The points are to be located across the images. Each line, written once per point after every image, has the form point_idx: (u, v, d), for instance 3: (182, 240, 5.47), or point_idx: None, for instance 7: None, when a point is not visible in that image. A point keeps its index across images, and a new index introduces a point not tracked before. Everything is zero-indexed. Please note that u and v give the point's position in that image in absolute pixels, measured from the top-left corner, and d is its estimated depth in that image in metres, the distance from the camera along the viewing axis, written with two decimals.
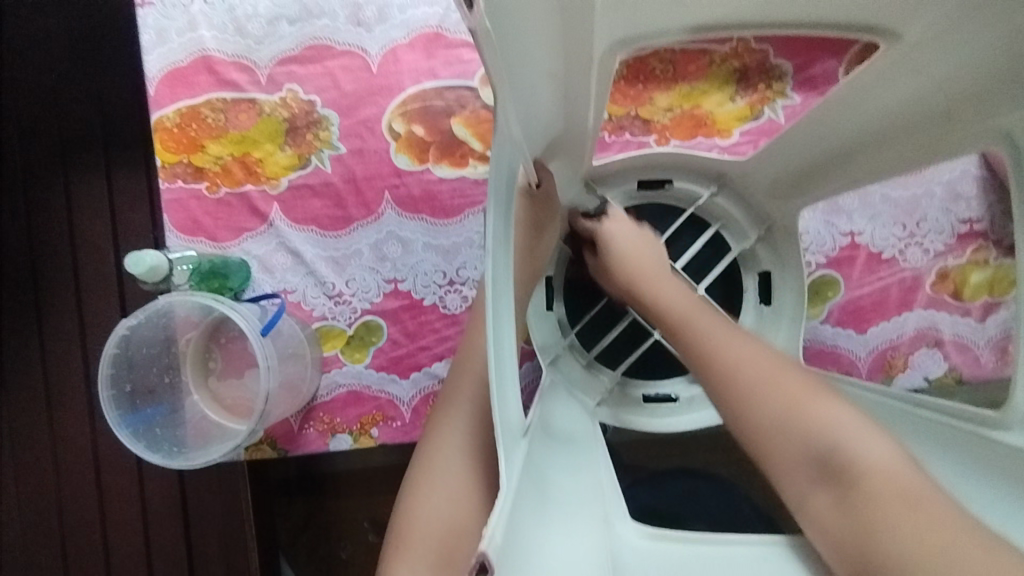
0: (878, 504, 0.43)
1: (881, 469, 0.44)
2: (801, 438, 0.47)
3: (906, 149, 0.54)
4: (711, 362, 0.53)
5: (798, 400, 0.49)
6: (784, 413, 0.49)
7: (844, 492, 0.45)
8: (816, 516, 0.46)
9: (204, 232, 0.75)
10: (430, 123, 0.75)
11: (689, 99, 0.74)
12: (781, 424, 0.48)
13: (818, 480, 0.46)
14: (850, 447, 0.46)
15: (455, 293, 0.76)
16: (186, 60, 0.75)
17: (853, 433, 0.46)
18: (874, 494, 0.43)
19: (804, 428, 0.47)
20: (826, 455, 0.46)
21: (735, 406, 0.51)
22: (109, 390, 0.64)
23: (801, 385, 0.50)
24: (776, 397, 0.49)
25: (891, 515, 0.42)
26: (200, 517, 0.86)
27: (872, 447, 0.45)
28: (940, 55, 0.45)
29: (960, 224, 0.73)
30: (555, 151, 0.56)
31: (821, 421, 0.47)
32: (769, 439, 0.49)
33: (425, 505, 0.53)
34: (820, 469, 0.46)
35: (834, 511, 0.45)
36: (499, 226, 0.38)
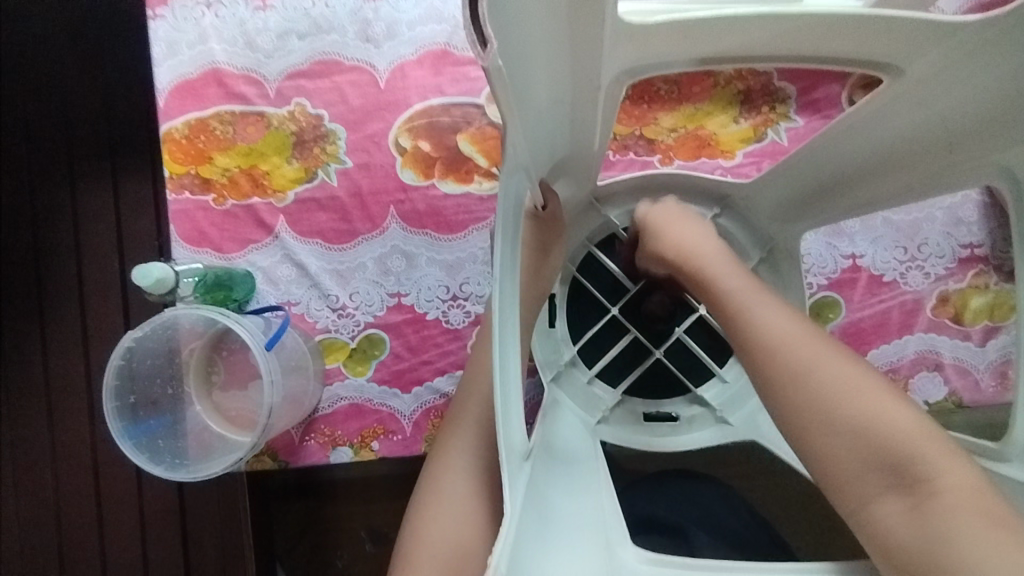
0: (955, 518, 0.40)
1: (957, 482, 0.41)
2: (875, 443, 0.43)
3: (911, 178, 0.55)
4: (780, 352, 0.47)
5: (873, 400, 0.44)
6: (860, 414, 0.44)
7: (919, 502, 0.41)
8: (884, 525, 0.42)
9: (210, 243, 0.75)
10: (436, 139, 0.76)
11: (693, 120, 0.74)
12: (857, 425, 0.44)
13: (891, 486, 0.43)
14: (926, 455, 0.42)
15: (459, 309, 0.76)
16: (196, 73, 0.76)
17: (927, 440, 0.43)
18: (953, 510, 0.40)
19: (880, 430, 0.43)
20: (901, 465, 0.42)
21: (804, 401, 0.45)
22: (114, 401, 0.64)
23: (874, 384, 0.45)
24: (852, 395, 0.45)
25: (971, 530, 0.39)
26: (198, 527, 0.86)
27: (948, 458, 0.42)
28: (943, 90, 0.46)
29: (960, 249, 0.74)
30: (560, 172, 0.56)
31: (899, 425, 0.43)
32: (840, 441, 0.44)
33: (430, 529, 0.53)
34: (894, 476, 0.42)
35: (905, 520, 0.41)
36: (506, 251, 0.39)
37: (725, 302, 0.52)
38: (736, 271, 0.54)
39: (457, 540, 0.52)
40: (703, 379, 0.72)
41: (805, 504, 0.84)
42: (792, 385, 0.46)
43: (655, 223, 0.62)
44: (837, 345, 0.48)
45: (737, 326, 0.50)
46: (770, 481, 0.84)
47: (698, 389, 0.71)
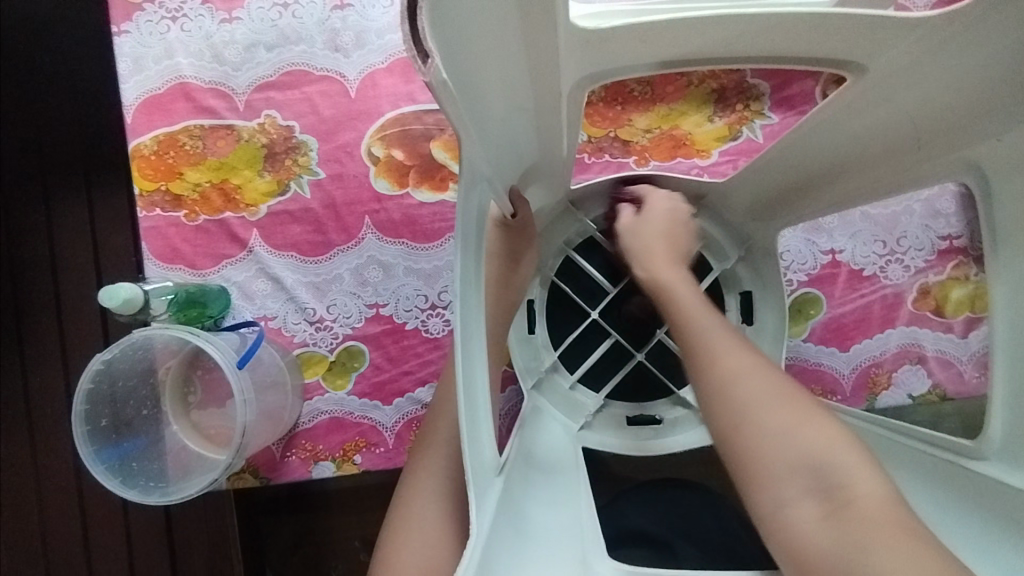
0: (866, 526, 0.38)
1: (875, 495, 0.39)
2: (796, 450, 0.42)
3: (883, 174, 0.54)
4: (716, 362, 0.48)
5: (799, 412, 0.44)
6: (783, 421, 0.44)
7: (833, 509, 0.40)
8: (797, 534, 0.40)
9: (183, 259, 0.74)
10: (409, 147, 0.75)
11: (668, 120, 0.74)
12: (779, 431, 0.43)
13: (808, 493, 0.41)
14: (846, 468, 0.41)
15: (438, 318, 0.75)
16: (163, 88, 0.75)
17: (850, 455, 0.42)
18: (866, 519, 0.38)
19: (800, 437, 0.43)
20: (818, 471, 0.41)
21: (736, 407, 0.45)
22: (84, 426, 0.63)
23: (805, 403, 0.45)
24: (778, 403, 0.45)
25: (881, 538, 0.37)
26: (184, 546, 0.84)
27: (868, 474, 0.41)
28: (908, 85, 0.45)
29: (939, 241, 0.74)
30: (531, 178, 0.56)
31: (819, 436, 0.43)
32: (764, 445, 0.43)
33: (407, 546, 0.52)
34: (812, 482, 0.41)
35: (820, 531, 0.39)
36: (469, 266, 0.38)
37: (677, 320, 0.54)
38: (693, 294, 0.56)
39: (433, 559, 0.50)
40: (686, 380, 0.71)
41: None
42: (722, 391, 0.47)
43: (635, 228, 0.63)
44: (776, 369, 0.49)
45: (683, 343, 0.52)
46: None
47: (681, 391, 0.70)
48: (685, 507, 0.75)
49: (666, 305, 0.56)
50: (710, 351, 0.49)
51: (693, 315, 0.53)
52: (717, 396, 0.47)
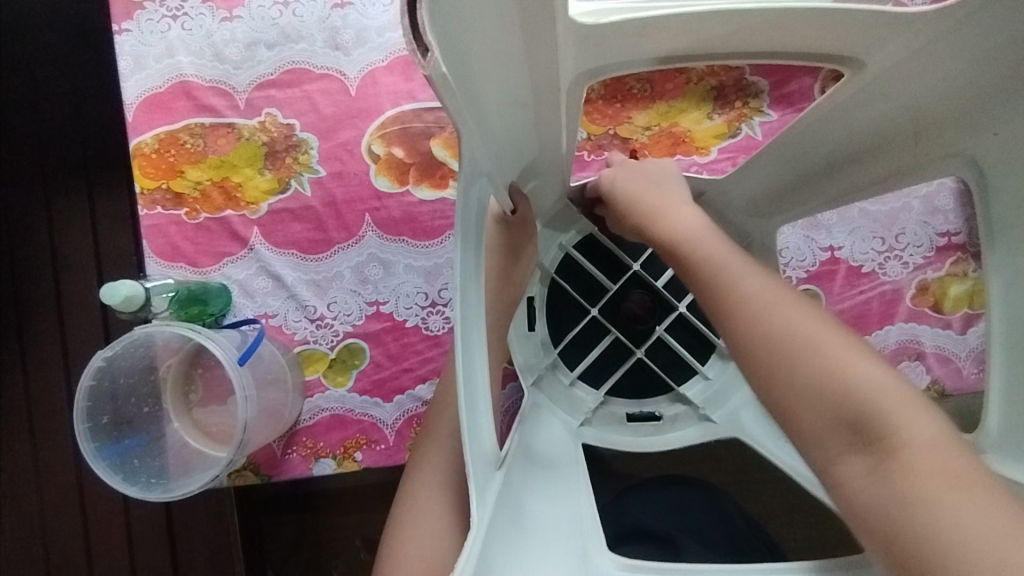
0: (916, 479, 0.38)
1: (925, 439, 0.39)
2: (839, 402, 0.41)
3: (881, 170, 0.55)
4: (744, 307, 0.45)
5: (840, 356, 0.42)
6: (824, 371, 0.42)
7: (881, 463, 0.40)
8: (850, 484, 0.41)
9: (184, 257, 0.74)
10: (409, 145, 0.75)
11: (667, 118, 0.74)
12: (821, 383, 0.41)
13: (853, 445, 0.41)
14: (892, 414, 0.40)
15: (438, 315, 0.75)
16: (164, 86, 0.75)
17: (897, 396, 0.41)
18: (918, 468, 0.38)
19: (844, 388, 0.41)
20: (864, 421, 0.40)
21: (771, 359, 0.43)
22: (86, 423, 0.64)
23: (845, 341, 0.43)
24: (818, 350, 0.42)
25: (931, 489, 0.37)
26: (185, 544, 0.85)
27: (915, 414, 0.40)
28: (905, 80, 0.45)
29: (938, 237, 0.74)
30: (531, 175, 0.56)
31: (864, 380, 0.41)
32: (806, 399, 0.42)
33: (410, 542, 0.52)
34: (858, 435, 0.41)
35: (869, 483, 0.40)
36: (469, 259, 0.38)
37: (692, 262, 0.49)
38: (703, 229, 0.52)
39: (434, 554, 0.51)
40: (685, 377, 0.71)
41: (796, 498, 0.83)
42: (753, 340, 0.44)
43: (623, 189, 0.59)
44: (809, 302, 0.46)
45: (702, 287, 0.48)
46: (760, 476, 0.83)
47: (681, 387, 0.70)
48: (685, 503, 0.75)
49: (677, 244, 0.51)
50: (735, 295, 0.45)
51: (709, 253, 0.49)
52: (748, 347, 0.44)
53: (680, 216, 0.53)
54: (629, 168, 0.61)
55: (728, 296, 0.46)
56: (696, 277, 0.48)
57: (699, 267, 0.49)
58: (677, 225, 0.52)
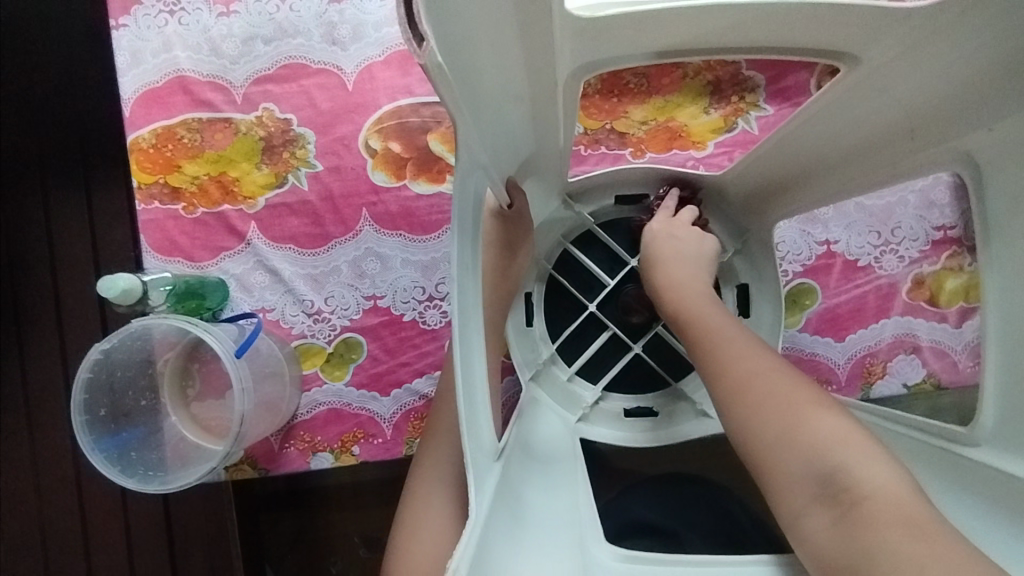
0: (873, 530, 0.38)
1: (885, 493, 0.39)
2: (801, 454, 0.43)
3: (876, 165, 0.55)
4: (725, 371, 0.50)
5: (806, 412, 0.45)
6: (786, 424, 0.45)
7: (841, 515, 0.40)
8: (814, 538, 0.41)
9: (181, 252, 0.75)
10: (406, 139, 0.75)
11: (663, 112, 0.74)
12: (783, 437, 0.44)
13: (818, 498, 0.42)
14: (854, 467, 0.41)
15: (435, 309, 0.76)
16: (161, 81, 0.75)
17: (860, 451, 0.42)
18: (875, 518, 0.39)
19: (806, 444, 0.43)
20: (826, 473, 0.42)
21: (744, 418, 0.47)
22: (83, 415, 0.64)
23: (814, 402, 0.45)
24: (782, 406, 0.45)
25: (887, 541, 0.37)
26: (184, 539, 0.85)
27: (879, 470, 0.41)
28: (901, 73, 0.45)
29: (933, 231, 0.74)
30: (528, 169, 0.56)
31: (824, 434, 0.43)
32: (772, 452, 0.45)
33: (410, 536, 0.52)
34: (820, 487, 0.42)
35: (831, 534, 0.40)
36: (466, 251, 0.38)
37: (692, 330, 0.55)
38: (711, 307, 0.57)
39: (435, 547, 0.51)
40: (682, 372, 0.72)
41: None
42: (733, 400, 0.48)
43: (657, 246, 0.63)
44: (790, 370, 0.49)
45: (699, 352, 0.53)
46: None
47: (678, 382, 0.71)
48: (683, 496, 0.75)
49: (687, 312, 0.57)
50: (722, 361, 0.51)
51: (709, 326, 0.55)
52: (729, 409, 0.48)
53: (692, 288, 0.59)
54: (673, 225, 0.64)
55: (713, 363, 0.51)
56: (696, 347, 0.54)
57: (697, 336, 0.54)
58: (689, 299, 0.58)
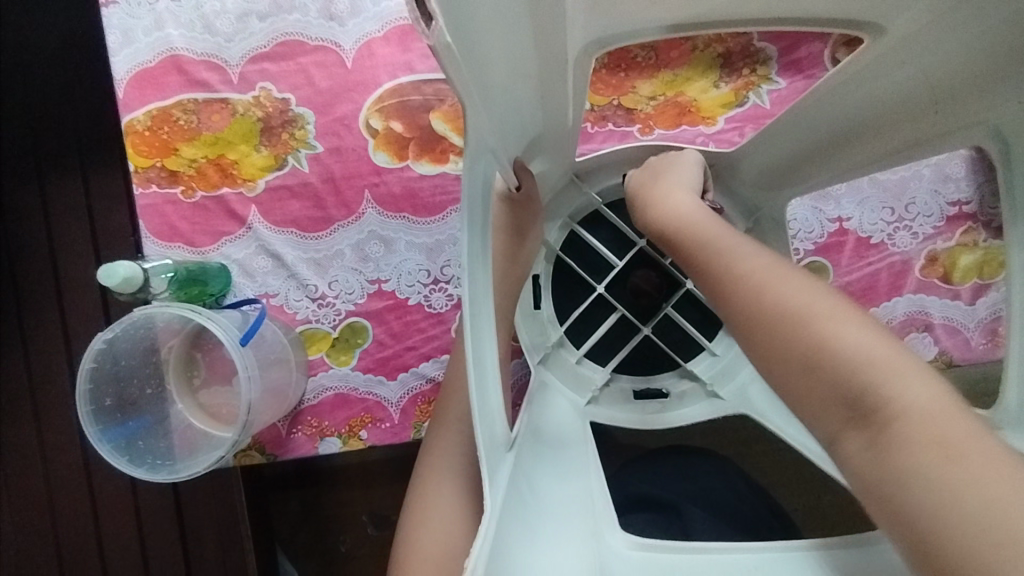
0: (912, 453, 0.33)
1: (920, 408, 0.34)
2: (827, 377, 0.37)
3: (898, 141, 0.53)
4: (732, 285, 0.42)
5: (828, 324, 0.38)
6: (809, 344, 0.38)
7: (875, 437, 0.35)
8: (849, 462, 0.37)
9: (182, 237, 0.73)
10: (408, 118, 0.73)
11: (672, 87, 0.72)
12: (804, 353, 0.38)
13: (849, 421, 0.37)
14: (884, 381, 0.36)
15: (441, 292, 0.75)
16: (154, 61, 0.73)
17: (896, 364, 0.36)
18: (909, 439, 0.34)
19: (832, 358, 0.37)
20: (855, 391, 0.36)
21: (751, 327, 0.41)
22: (88, 405, 0.63)
23: (836, 312, 0.39)
24: (801, 321, 0.39)
25: (923, 464, 0.33)
26: (195, 522, 0.85)
27: (912, 382, 0.35)
28: (926, 47, 0.44)
29: (948, 207, 0.73)
30: (536, 150, 0.54)
31: (849, 350, 0.37)
32: (796, 375, 0.38)
33: (425, 526, 0.52)
34: (849, 410, 0.36)
35: (864, 459, 0.36)
36: (476, 239, 0.37)
37: (689, 246, 0.48)
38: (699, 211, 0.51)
39: (449, 539, 0.50)
40: (692, 354, 0.71)
41: (798, 467, 0.83)
42: (737, 308, 0.42)
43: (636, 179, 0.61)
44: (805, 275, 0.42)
45: (696, 266, 0.46)
46: (766, 446, 0.83)
47: (688, 363, 0.70)
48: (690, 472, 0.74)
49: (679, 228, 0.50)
50: (724, 270, 0.43)
51: (708, 238, 0.47)
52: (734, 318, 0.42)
53: (674, 197, 0.53)
54: (649, 167, 0.62)
55: (713, 281, 0.44)
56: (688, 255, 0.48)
57: (694, 252, 0.47)
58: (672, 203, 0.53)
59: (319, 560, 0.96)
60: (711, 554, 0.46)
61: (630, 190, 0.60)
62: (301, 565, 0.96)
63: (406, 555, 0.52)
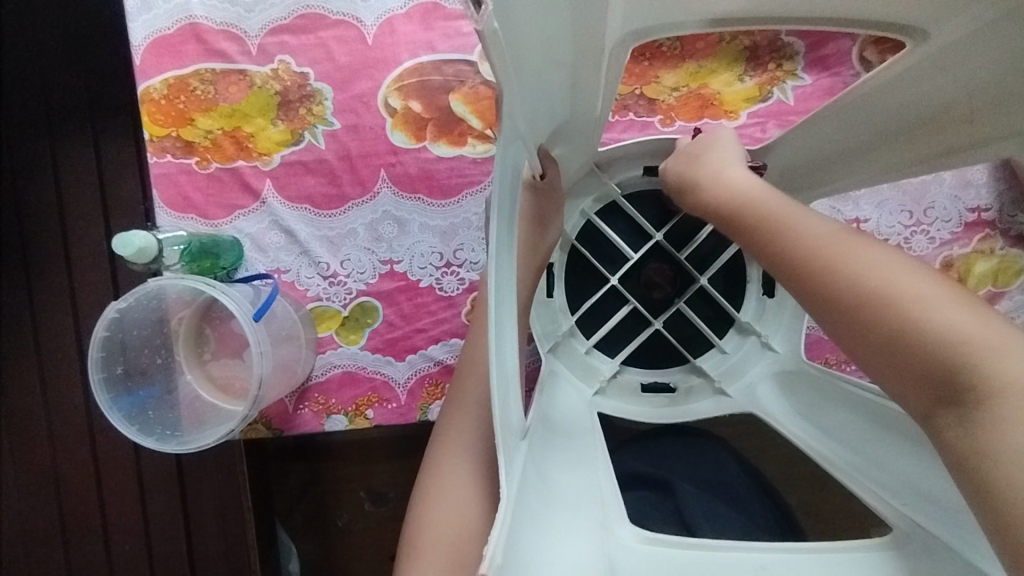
0: (1007, 433, 0.33)
1: (1016, 387, 0.34)
2: (922, 354, 0.37)
3: (929, 148, 0.53)
4: (806, 257, 0.42)
5: (921, 304, 0.38)
6: (900, 322, 0.38)
7: (970, 414, 0.35)
8: (942, 438, 0.36)
9: (195, 208, 0.73)
10: (428, 99, 0.73)
11: (696, 79, 0.71)
12: (894, 329, 0.38)
13: (941, 398, 0.36)
14: (985, 358, 0.35)
15: (453, 276, 0.74)
16: (173, 28, 0.72)
17: (996, 342, 0.35)
18: (1006, 418, 0.33)
19: (926, 331, 0.37)
20: (948, 370, 0.36)
21: (837, 301, 0.40)
22: (99, 374, 0.64)
23: (945, 297, 0.38)
24: (885, 301, 0.38)
25: (1015, 441, 0.33)
26: (198, 490, 0.86)
27: (1012, 361, 0.35)
28: (968, 53, 0.43)
29: (967, 213, 0.72)
30: (560, 138, 0.54)
31: (944, 329, 0.36)
32: (887, 348, 0.38)
33: (437, 507, 0.52)
34: (938, 389, 0.36)
35: (958, 436, 0.35)
36: (503, 227, 0.37)
37: (751, 221, 0.47)
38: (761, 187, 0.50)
39: (460, 524, 0.51)
40: (702, 350, 0.71)
41: (798, 464, 0.84)
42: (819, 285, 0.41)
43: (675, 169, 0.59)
44: (892, 250, 0.42)
45: (758, 247, 0.46)
46: (768, 442, 0.83)
47: (698, 359, 0.70)
48: (685, 453, 0.74)
49: (739, 213, 0.48)
50: (800, 243, 0.43)
51: (777, 212, 0.46)
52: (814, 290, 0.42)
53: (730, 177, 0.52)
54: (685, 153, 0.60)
55: (784, 260, 0.44)
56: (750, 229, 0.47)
57: (754, 232, 0.46)
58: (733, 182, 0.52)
59: (317, 534, 0.97)
60: (717, 550, 0.46)
61: (674, 175, 0.58)
62: (299, 537, 0.97)
63: (416, 538, 0.53)
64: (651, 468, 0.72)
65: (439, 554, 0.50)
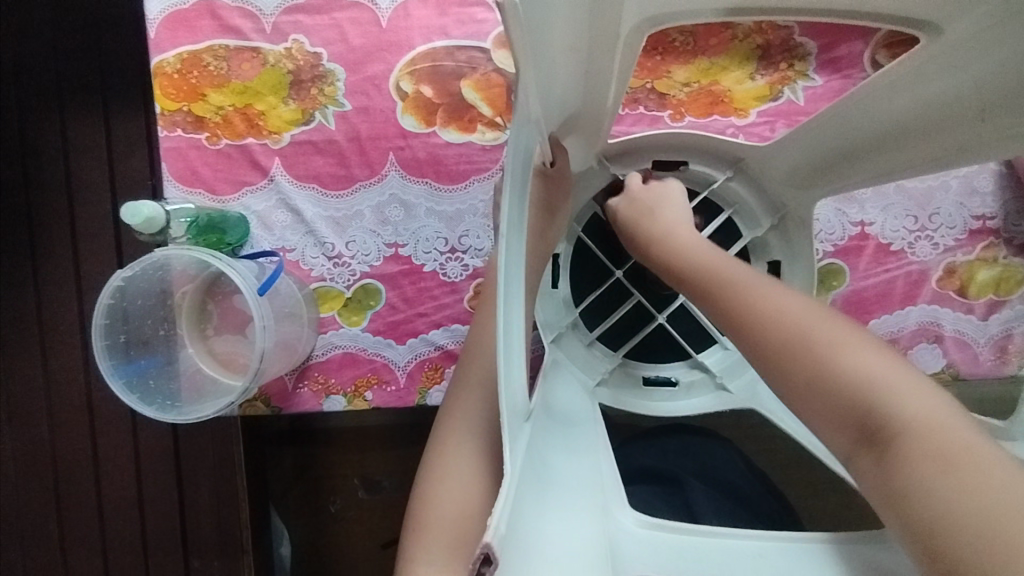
0: (911, 466, 0.35)
1: (923, 421, 0.36)
2: (839, 397, 0.40)
3: (937, 148, 0.53)
4: (736, 313, 0.46)
5: (835, 350, 0.41)
6: (818, 365, 0.41)
7: (883, 453, 0.37)
8: (863, 479, 0.39)
9: (203, 183, 0.73)
10: (439, 83, 0.73)
11: (708, 75, 0.71)
12: (812, 374, 0.41)
13: (858, 441, 0.39)
14: (896, 399, 0.38)
15: (456, 262, 0.75)
16: (188, 3, 0.72)
17: (908, 385, 0.38)
18: (911, 452, 0.36)
19: (836, 376, 0.40)
20: (863, 410, 0.39)
21: (762, 352, 0.44)
22: (102, 340, 0.64)
23: (854, 343, 0.41)
24: (805, 344, 0.42)
25: (921, 473, 0.35)
26: (193, 467, 0.86)
27: (923, 401, 0.37)
28: (985, 52, 0.43)
29: (972, 220, 0.72)
30: (571, 126, 0.54)
31: (854, 373, 0.40)
32: (806, 393, 0.41)
33: (440, 487, 0.52)
34: (857, 431, 0.39)
35: (875, 474, 0.38)
36: (514, 206, 0.37)
37: (695, 277, 0.51)
38: (701, 246, 0.55)
39: (464, 507, 0.51)
40: (705, 346, 0.71)
41: (791, 467, 0.84)
42: (748, 337, 0.45)
43: (625, 214, 0.63)
44: (812, 301, 0.46)
45: (702, 300, 0.50)
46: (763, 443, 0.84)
47: (699, 355, 0.70)
48: (691, 448, 0.74)
49: (688, 269, 0.53)
50: (729, 301, 0.47)
51: (715, 272, 0.50)
52: (744, 340, 0.45)
53: (678, 236, 0.57)
54: (633, 198, 0.64)
55: (721, 313, 0.48)
56: (693, 289, 0.51)
57: (703, 286, 0.50)
58: (681, 240, 0.56)
59: (309, 519, 0.97)
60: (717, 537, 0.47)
61: (627, 225, 0.62)
62: (290, 522, 0.97)
63: (419, 518, 0.52)
64: (657, 463, 0.72)
65: (442, 531, 0.51)
